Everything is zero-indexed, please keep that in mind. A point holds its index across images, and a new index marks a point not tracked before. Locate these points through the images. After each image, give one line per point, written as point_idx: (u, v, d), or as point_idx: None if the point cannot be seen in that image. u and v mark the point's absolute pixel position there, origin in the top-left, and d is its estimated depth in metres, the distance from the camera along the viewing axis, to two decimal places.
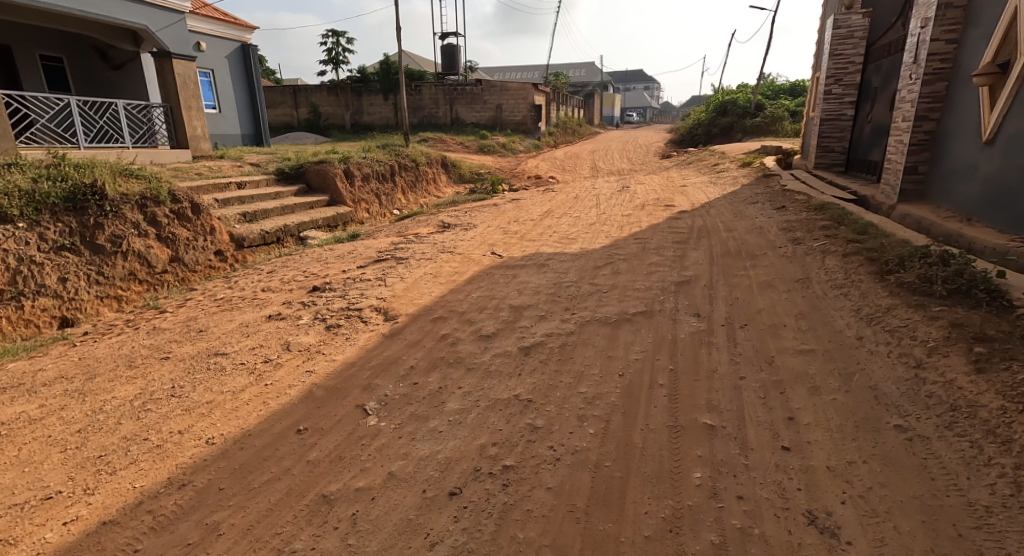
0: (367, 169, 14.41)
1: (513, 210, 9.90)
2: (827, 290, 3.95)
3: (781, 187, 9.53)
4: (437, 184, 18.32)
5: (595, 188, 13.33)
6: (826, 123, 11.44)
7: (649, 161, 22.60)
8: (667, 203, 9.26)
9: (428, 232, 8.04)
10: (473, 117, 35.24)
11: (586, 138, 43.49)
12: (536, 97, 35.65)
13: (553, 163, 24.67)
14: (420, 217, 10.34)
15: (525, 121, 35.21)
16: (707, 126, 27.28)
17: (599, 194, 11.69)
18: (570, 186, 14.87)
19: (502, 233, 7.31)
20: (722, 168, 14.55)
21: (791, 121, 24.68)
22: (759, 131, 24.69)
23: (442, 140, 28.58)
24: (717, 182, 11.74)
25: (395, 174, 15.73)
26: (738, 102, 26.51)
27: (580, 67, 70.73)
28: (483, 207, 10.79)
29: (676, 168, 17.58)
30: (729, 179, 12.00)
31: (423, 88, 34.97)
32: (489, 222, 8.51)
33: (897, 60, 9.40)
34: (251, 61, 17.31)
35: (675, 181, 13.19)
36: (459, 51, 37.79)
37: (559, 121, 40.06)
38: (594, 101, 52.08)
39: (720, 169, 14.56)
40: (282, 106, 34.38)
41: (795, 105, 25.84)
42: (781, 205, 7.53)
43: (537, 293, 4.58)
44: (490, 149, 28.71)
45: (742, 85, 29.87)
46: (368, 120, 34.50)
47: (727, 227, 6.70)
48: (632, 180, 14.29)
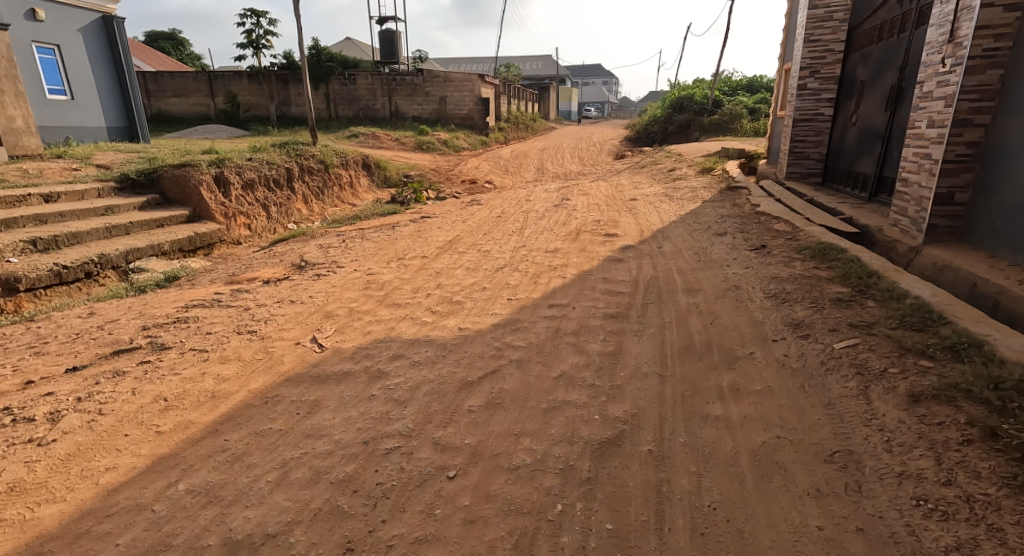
0: (251, 175, 12.08)
1: (410, 235, 7.62)
2: (927, 533, 1.93)
3: (752, 208, 7.50)
4: (352, 192, 15.90)
5: (527, 200, 11.17)
6: (799, 124, 9.38)
7: (600, 162, 20.60)
8: (609, 230, 7.12)
9: (269, 279, 5.69)
10: (414, 110, 32.62)
11: (540, 133, 41.31)
12: (483, 89, 33.16)
13: (496, 162, 22.38)
14: (290, 243, 7.96)
15: (471, 115, 32.81)
16: (663, 123, 25.48)
17: (529, 211, 9.52)
18: (503, 195, 12.62)
19: (364, 287, 5.02)
20: (677, 176, 12.57)
21: (751, 120, 23.04)
22: (717, 129, 23.04)
23: (375, 136, 25.97)
24: (671, 196, 9.70)
25: (292, 180, 13.41)
26: (695, 98, 24.84)
27: (536, 61, 68.59)
28: (380, 229, 8.46)
29: (627, 172, 15.55)
30: (686, 192, 9.98)
31: (358, 77, 32.03)
32: (364, 261, 6.19)
33: (889, 47, 7.46)
34: (117, 36, 15.07)
35: (621, 192, 11.16)
36: (399, 38, 34.96)
37: (510, 115, 37.70)
38: (549, 96, 49.99)
39: (675, 176, 12.57)
40: (197, 95, 31.89)
41: (754, 102, 24.24)
42: (759, 243, 5.43)
43: (319, 480, 2.28)
44: (430, 147, 26.12)
45: (699, 80, 28.25)
46: (296, 113, 32.88)
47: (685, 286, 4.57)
48: (574, 189, 12.22)
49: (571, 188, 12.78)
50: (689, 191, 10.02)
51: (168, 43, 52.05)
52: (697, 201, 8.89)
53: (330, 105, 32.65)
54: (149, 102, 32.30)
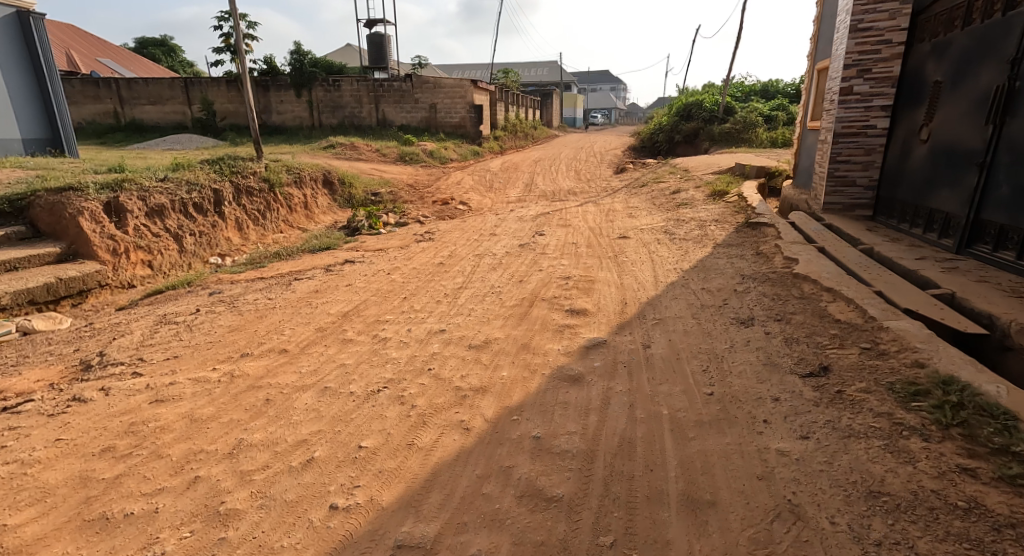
0: (161, 199, 10.24)
1: (298, 302, 5.40)
2: None
3: (785, 265, 5.22)
4: (299, 216, 13.97)
5: (492, 233, 8.94)
6: (843, 140, 7.04)
7: (597, 177, 18.37)
8: (576, 302, 4.86)
9: (5, 402, 3.50)
10: (402, 118, 30.58)
11: (540, 142, 39.20)
12: (477, 95, 31.06)
13: (483, 176, 20.22)
14: (141, 307, 5.81)
15: (463, 123, 30.68)
16: (668, 132, 23.19)
17: (484, 254, 7.28)
18: (470, 223, 10.41)
19: (104, 448, 2.80)
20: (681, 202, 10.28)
21: (767, 129, 20.72)
22: (729, 139, 20.79)
23: (354, 145, 24.43)
24: (669, 234, 7.42)
25: (220, 204, 11.62)
26: (704, 104, 22.58)
27: (541, 67, 66.75)
28: (275, 285, 6.28)
29: (623, 192, 13.29)
30: (691, 227, 7.70)
31: (343, 83, 30.03)
32: (186, 362, 3.99)
33: (978, 33, 5.19)
34: (35, 37, 13.31)
35: (609, 223, 8.93)
36: (388, 42, 32.97)
37: (508, 123, 35.52)
38: (552, 102, 47.88)
39: (678, 201, 10.30)
40: (173, 102, 30.25)
41: (769, 108, 21.94)
42: (817, 357, 3.16)
43: None
44: (412, 158, 24.04)
45: (708, 85, 26.01)
46: (278, 120, 30.94)
47: (689, 495, 2.32)
48: (554, 217, 9.97)
49: (551, 214, 10.52)
50: (693, 225, 7.75)
51: (158, 49, 50.67)
52: (706, 244, 6.62)
53: (312, 112, 30.56)
54: (123, 110, 30.54)
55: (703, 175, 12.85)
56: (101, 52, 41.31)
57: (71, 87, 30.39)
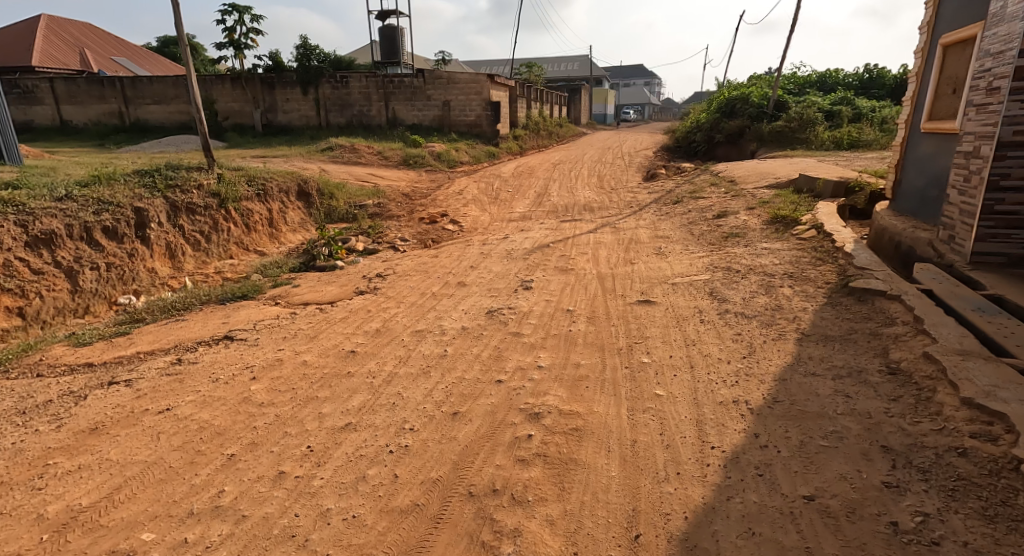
0: (51, 224, 8.31)
1: (29, 467, 2.96)
2: None
3: (970, 422, 2.51)
4: (258, 236, 11.69)
5: (459, 284, 6.38)
6: (1013, 154, 4.24)
7: (622, 186, 15.69)
8: (526, 537, 2.31)
9: None
10: (414, 117, 28.29)
11: (566, 140, 36.53)
12: (495, 92, 28.55)
13: (492, 185, 17.81)
14: None
15: (479, 121, 28.21)
16: (707, 131, 20.34)
17: (428, 336, 4.71)
18: (445, 258, 7.91)
19: None
20: (729, 236, 7.52)
21: (826, 126, 17.68)
22: (781, 140, 17.99)
23: (354, 148, 22.28)
24: (716, 306, 4.73)
25: (144, 226, 9.45)
26: (751, 99, 19.71)
27: (570, 63, 63.78)
28: (68, 398, 3.88)
29: (651, 212, 10.59)
30: (749, 290, 4.96)
31: (350, 80, 27.84)
32: None
33: None
34: None
35: (629, 273, 6.25)
36: (402, 35, 30.68)
37: (530, 121, 32.96)
38: (580, 99, 45.08)
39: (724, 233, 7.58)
40: (176, 102, 28.51)
41: (828, 103, 19.01)
42: None
43: None
44: (417, 162, 21.92)
45: (754, 79, 23.12)
46: (283, 120, 28.96)
47: None
48: (554, 256, 7.35)
49: (554, 247, 7.94)
50: (755, 286, 5.02)
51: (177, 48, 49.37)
52: (784, 336, 3.90)
53: (319, 111, 28.50)
54: (126, 110, 28.87)
55: (755, 192, 10.02)
56: (115, 51, 40.00)
57: (74, 86, 28.79)
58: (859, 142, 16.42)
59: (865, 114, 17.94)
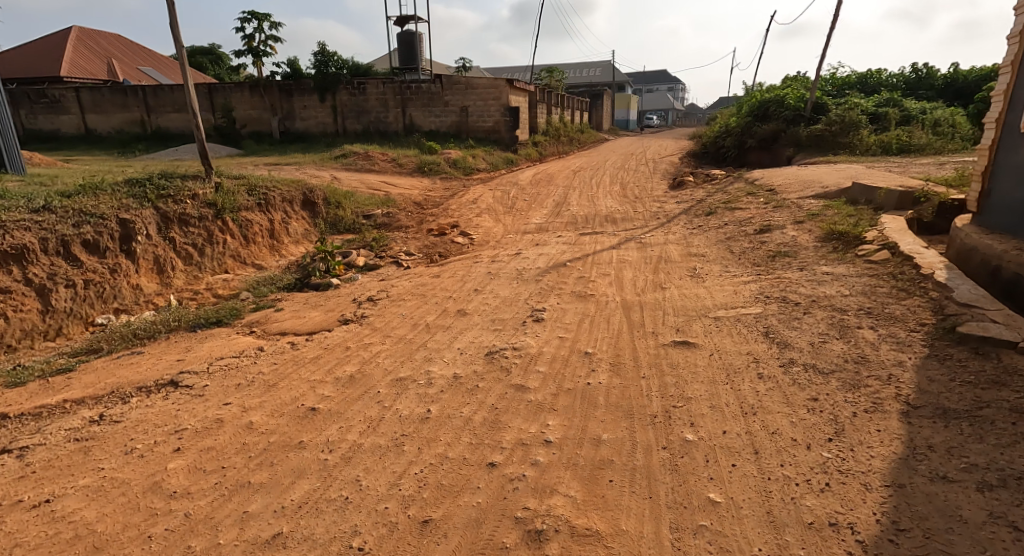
0: (22, 238, 7.48)
1: None
2: None
3: None
4: (257, 249, 10.87)
5: (459, 314, 5.45)
6: None
7: (648, 194, 14.68)
8: None
9: None
10: (432, 123, 27.60)
11: (588, 146, 35.64)
12: (515, 97, 27.75)
13: (510, 193, 16.98)
14: None
15: (498, 127, 27.39)
16: (738, 135, 19.31)
17: (411, 388, 3.74)
18: (449, 278, 6.99)
19: None
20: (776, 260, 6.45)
21: (872, 130, 17.06)
22: (820, 144, 17.12)
23: (368, 155, 21.63)
24: (776, 356, 3.69)
25: (130, 240, 8.63)
26: (787, 100, 18.65)
27: (592, 68, 62.97)
28: None
29: (682, 225, 9.55)
30: (816, 335, 3.91)
31: (368, 86, 27.27)
32: None
33: None
34: None
35: (661, 304, 5.24)
36: (420, 40, 30.05)
37: (550, 128, 32.14)
38: (603, 104, 44.17)
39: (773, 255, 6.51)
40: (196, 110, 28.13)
41: (870, 106, 18.12)
42: None
43: None
44: (432, 169, 21.24)
45: (789, 80, 22.20)
46: (301, 127, 28.46)
47: None
48: (572, 280, 6.39)
49: (572, 268, 6.97)
50: (824, 330, 3.97)
51: None
52: (881, 409, 2.90)
53: (336, 118, 27.94)
54: (149, 119, 28.46)
55: (798, 206, 8.97)
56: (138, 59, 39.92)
57: (98, 95, 28.43)
58: (909, 146, 15.77)
59: (915, 116, 17.63)
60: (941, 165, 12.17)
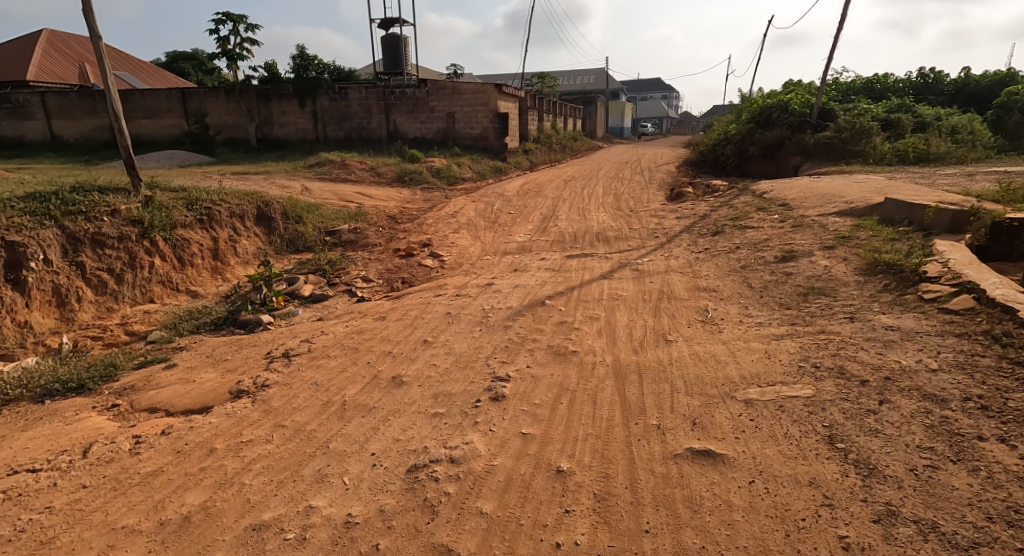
0: None
1: None
2: None
3: None
4: (194, 272, 9.40)
5: (395, 385, 4.00)
6: None
7: (645, 208, 13.31)
8: None
9: None
10: (417, 130, 26.18)
11: (581, 154, 34.39)
12: (504, 103, 26.44)
13: (494, 206, 15.61)
14: None
15: (486, 134, 25.96)
16: (739, 143, 18.09)
17: (270, 553, 2.39)
18: (397, 322, 5.53)
19: None
20: (812, 305, 5.06)
21: (884, 138, 16.00)
22: (830, 153, 15.93)
23: (345, 163, 20.20)
24: (859, 494, 2.45)
25: (18, 267, 7.22)
26: (791, 106, 17.41)
27: (585, 75, 61.92)
28: None
29: (688, 251, 8.14)
30: (911, 448, 2.63)
31: (349, 91, 25.83)
32: None
33: None
34: None
35: (669, 378, 3.81)
36: (405, 43, 28.59)
37: (541, 135, 30.82)
38: (596, 112, 42.98)
39: (813, 300, 5.09)
40: (168, 115, 26.29)
41: (880, 111, 17.00)
42: None
43: None
44: (413, 178, 19.85)
45: (791, 86, 21.07)
46: (279, 134, 26.81)
47: None
48: (553, 333, 4.96)
49: (551, 311, 5.55)
50: (923, 438, 2.67)
51: None
52: None
53: (316, 124, 26.41)
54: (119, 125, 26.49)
55: (821, 231, 7.64)
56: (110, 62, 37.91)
57: (64, 100, 26.45)
58: (927, 155, 14.91)
59: (930, 122, 16.63)
60: (973, 177, 11.29)
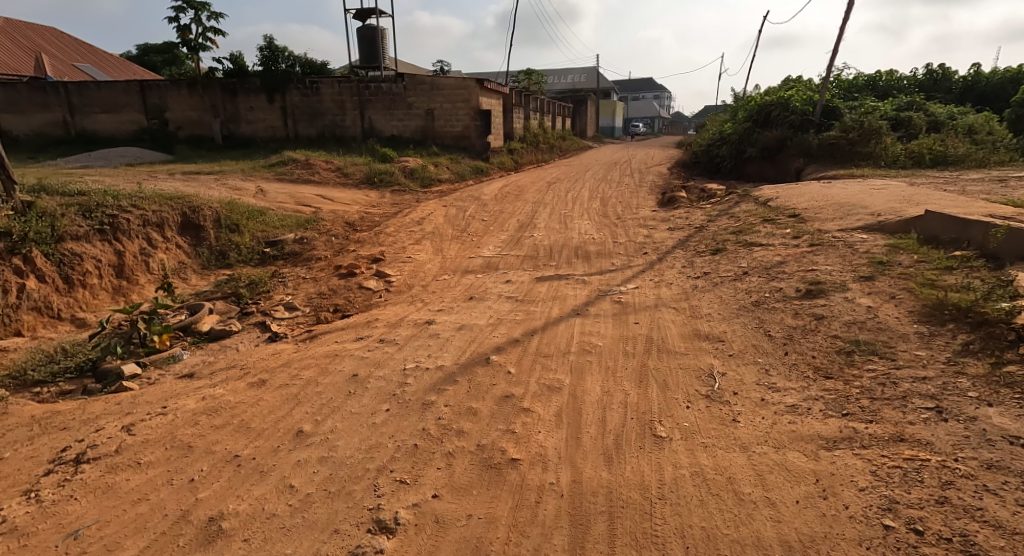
0: None
1: None
2: None
3: None
4: (87, 294, 7.72)
5: (204, 543, 2.49)
6: None
7: (634, 216, 11.76)
8: None
9: None
10: (394, 127, 24.42)
11: (569, 154, 32.85)
12: (487, 99, 24.81)
13: (466, 211, 14.03)
14: None
15: (467, 133, 24.33)
16: (736, 143, 16.67)
17: None
18: (276, 392, 3.85)
19: None
20: (862, 381, 3.51)
21: (896, 138, 14.56)
22: (836, 154, 14.49)
23: (308, 163, 18.52)
24: None
25: None
26: (793, 103, 15.94)
27: (574, 73, 60.36)
28: None
29: (688, 278, 6.57)
30: None
31: (321, 84, 23.97)
32: None
33: None
34: None
35: (661, 539, 2.38)
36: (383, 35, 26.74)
37: (527, 133, 29.21)
38: (586, 110, 41.42)
39: (872, 378, 3.52)
40: (124, 109, 24.03)
41: (889, 109, 15.60)
42: None
43: None
44: (384, 179, 18.20)
45: (789, 83, 19.67)
46: (246, 131, 24.71)
47: None
48: (491, 421, 3.34)
49: (494, 377, 3.95)
50: None
51: None
52: None
53: (286, 121, 24.46)
54: (71, 119, 24.21)
55: (848, 256, 6.14)
56: None
57: (9, 92, 24.07)
58: (945, 157, 13.49)
59: (944, 121, 15.24)
60: (1008, 185, 9.87)
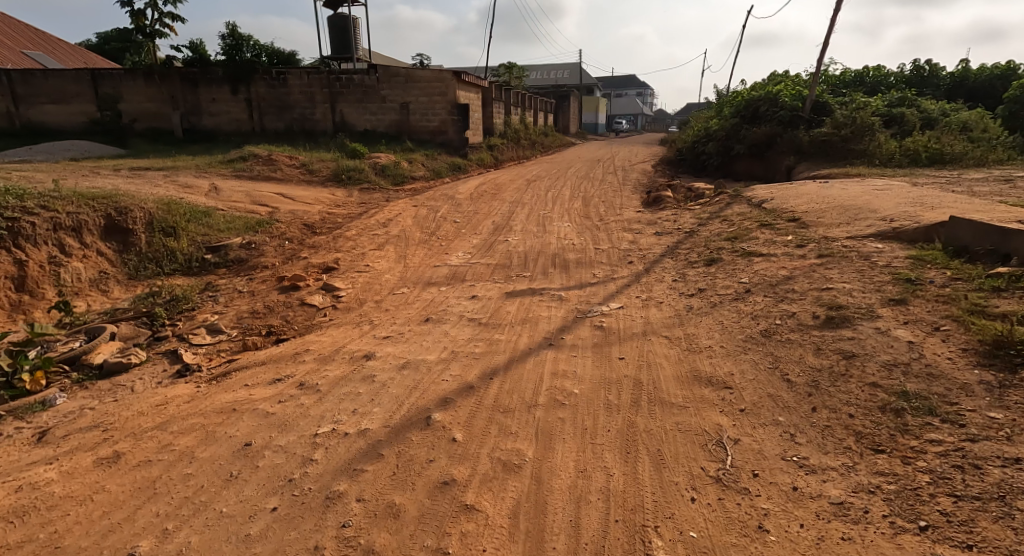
0: None
1: None
2: None
3: None
4: None
5: None
6: None
7: (617, 218, 10.82)
8: None
9: None
10: (366, 121, 23.19)
11: (550, 150, 31.82)
12: (464, 92, 23.70)
13: (435, 212, 12.99)
14: None
15: (443, 128, 23.20)
16: (723, 140, 15.86)
17: None
18: (125, 479, 2.78)
19: None
20: (929, 464, 2.61)
21: (889, 135, 13.81)
22: (828, 152, 13.70)
23: (271, 159, 17.29)
24: None
25: None
26: (783, 98, 15.13)
27: (556, 69, 59.32)
28: None
29: (682, 296, 5.62)
30: None
31: (288, 75, 22.63)
32: None
33: None
34: None
35: None
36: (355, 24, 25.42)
37: (507, 129, 28.14)
38: (568, 106, 40.41)
39: (936, 460, 2.61)
40: (75, 100, 22.35)
41: (881, 105, 14.87)
42: None
43: None
44: (352, 176, 17.05)
45: (775, 78, 18.91)
46: (209, 124, 23.26)
47: None
48: (414, 534, 2.40)
49: (432, 451, 2.93)
50: None
51: None
52: None
53: (251, 114, 23.06)
54: (17, 110, 22.44)
55: (867, 271, 5.25)
56: None
57: None
58: (942, 155, 12.78)
59: (937, 118, 14.57)
60: (1016, 186, 9.12)
